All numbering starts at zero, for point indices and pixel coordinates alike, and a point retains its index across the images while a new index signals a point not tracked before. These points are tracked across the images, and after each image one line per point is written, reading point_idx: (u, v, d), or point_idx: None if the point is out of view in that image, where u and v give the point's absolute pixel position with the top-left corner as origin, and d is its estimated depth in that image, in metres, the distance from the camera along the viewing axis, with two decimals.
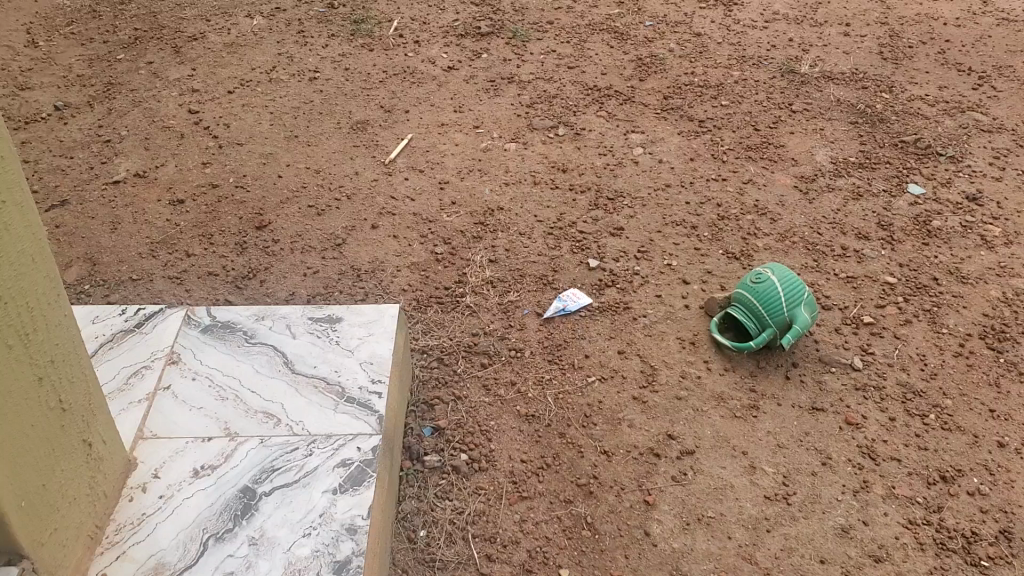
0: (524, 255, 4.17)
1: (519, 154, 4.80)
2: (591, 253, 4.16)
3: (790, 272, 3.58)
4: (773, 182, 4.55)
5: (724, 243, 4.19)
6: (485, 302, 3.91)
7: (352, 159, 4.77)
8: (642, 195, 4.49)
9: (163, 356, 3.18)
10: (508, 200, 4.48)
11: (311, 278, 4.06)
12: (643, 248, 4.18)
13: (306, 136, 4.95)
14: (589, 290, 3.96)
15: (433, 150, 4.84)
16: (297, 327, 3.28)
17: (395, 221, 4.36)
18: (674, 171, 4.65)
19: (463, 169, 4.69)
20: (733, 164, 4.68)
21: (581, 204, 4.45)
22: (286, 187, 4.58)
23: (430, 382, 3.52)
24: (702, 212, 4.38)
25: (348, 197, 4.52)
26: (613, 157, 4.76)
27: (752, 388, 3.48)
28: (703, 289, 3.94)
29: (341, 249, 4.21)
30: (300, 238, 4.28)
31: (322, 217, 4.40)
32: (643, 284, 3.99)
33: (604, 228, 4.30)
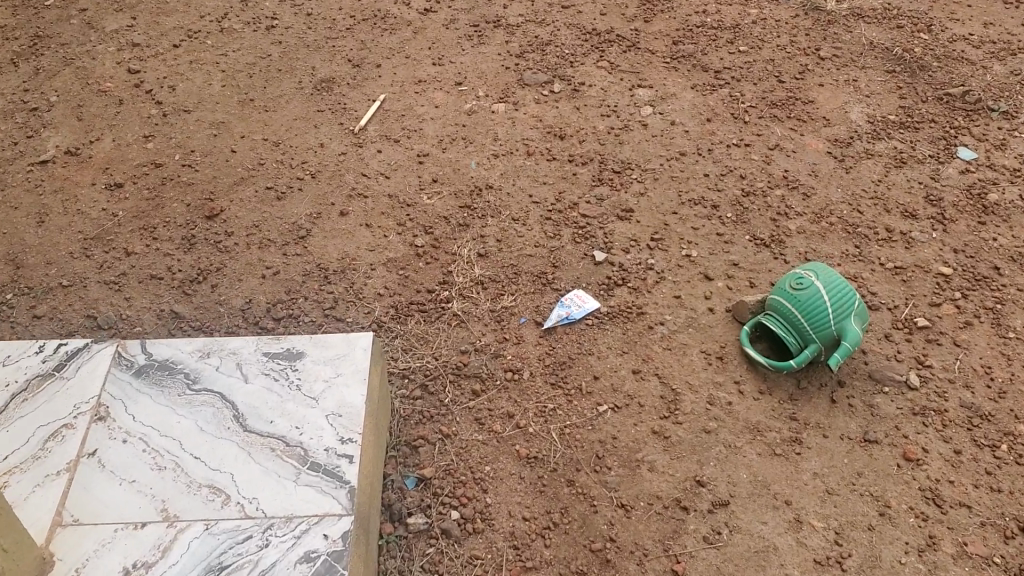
0: (518, 249, 3.59)
1: (508, 117, 4.14)
2: (596, 243, 3.59)
3: (837, 276, 3.02)
4: (802, 147, 3.94)
5: (750, 227, 3.62)
6: (475, 309, 3.37)
7: (316, 128, 4.13)
8: (653, 167, 3.89)
9: (88, 410, 2.61)
10: (499, 177, 3.88)
11: (271, 282, 3.48)
12: (656, 235, 3.61)
13: (263, 100, 4.30)
14: (595, 291, 3.41)
15: (408, 115, 4.17)
16: (249, 367, 2.72)
17: (367, 207, 3.75)
18: (687, 135, 4.03)
19: (444, 138, 4.05)
20: (756, 126, 4.06)
21: (583, 180, 3.85)
22: (240, 165, 3.96)
23: (414, 419, 2.99)
24: (722, 187, 3.79)
25: (313, 175, 3.90)
26: (617, 120, 4.11)
27: (793, 416, 2.96)
28: (729, 287, 3.38)
29: (305, 242, 3.62)
30: (258, 229, 3.68)
31: (284, 202, 3.79)
32: (658, 282, 3.43)
33: (610, 210, 3.72)
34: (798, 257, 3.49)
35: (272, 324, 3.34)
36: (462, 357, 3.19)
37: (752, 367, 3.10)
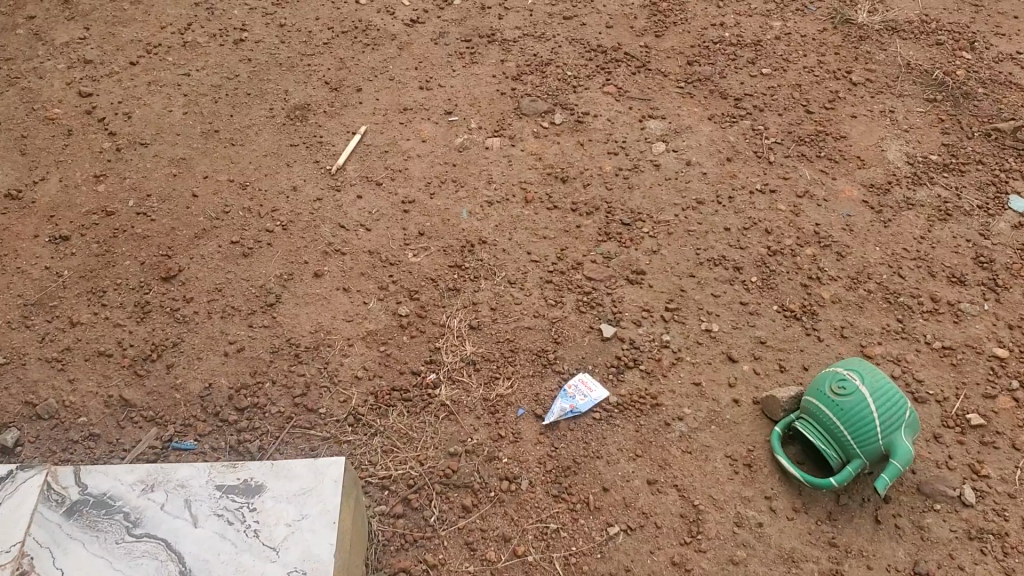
0: (515, 319, 3.14)
1: (504, 155, 3.73)
2: (603, 313, 3.14)
3: (885, 379, 2.62)
4: (834, 194, 3.52)
5: (778, 294, 3.20)
6: (467, 398, 2.93)
7: (289, 166, 3.69)
8: (667, 217, 3.45)
9: (10, 559, 2.15)
10: (493, 229, 3.44)
11: (234, 360, 3.06)
12: (672, 303, 3.17)
13: (230, 130, 3.84)
14: (603, 376, 2.98)
15: (392, 151, 3.75)
16: (199, 505, 2.30)
17: (345, 267, 3.32)
18: (705, 179, 3.59)
19: (432, 180, 3.64)
20: (781, 168, 3.62)
21: (588, 233, 3.41)
22: (202, 213, 3.51)
23: (394, 544, 2.58)
24: (745, 243, 3.36)
25: (284, 226, 3.46)
26: (626, 158, 3.69)
27: (834, 542, 2.58)
28: (756, 371, 2.98)
29: (273, 310, 3.19)
30: (221, 294, 3.25)
31: (251, 259, 3.36)
32: (675, 364, 3.00)
33: (619, 271, 3.28)
34: (833, 334, 3.09)
35: (235, 415, 2.93)
36: (451, 462, 2.76)
37: (786, 477, 2.72)
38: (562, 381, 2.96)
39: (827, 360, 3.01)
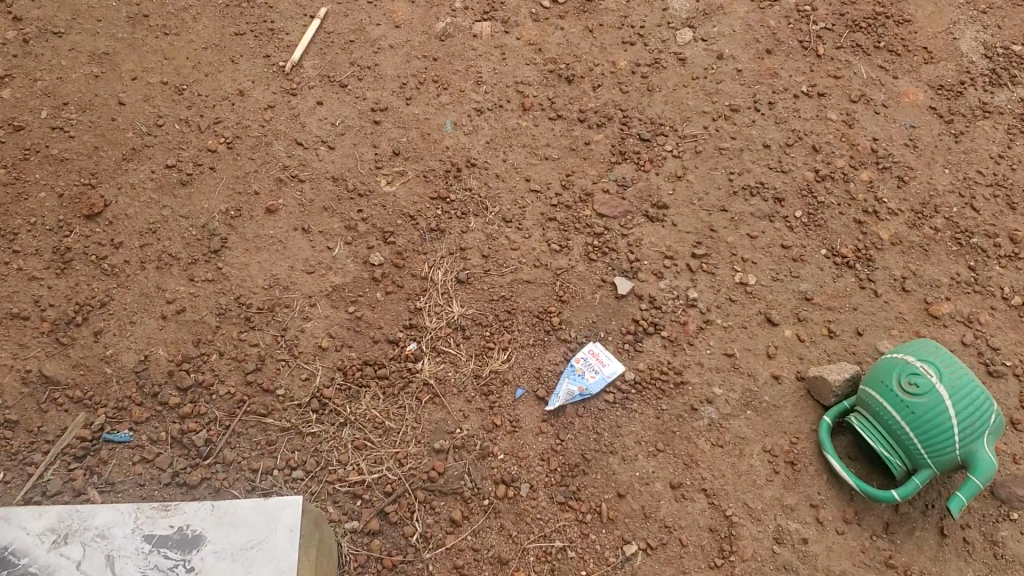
0: (512, 270, 2.62)
1: (496, 46, 3.13)
2: (617, 262, 2.63)
3: (964, 371, 2.14)
4: (895, 97, 2.93)
5: (827, 234, 2.66)
6: (455, 376, 2.45)
7: (235, 63, 3.07)
8: (692, 131, 2.87)
9: None
10: (483, 147, 2.87)
11: (174, 326, 2.55)
12: (699, 247, 2.64)
13: (162, 15, 3.19)
14: (617, 345, 2.49)
15: (359, 40, 3.14)
16: (124, 564, 1.84)
17: (305, 198, 2.76)
18: (738, 78, 2.99)
19: (407, 79, 3.03)
20: (831, 62, 3.03)
21: (598, 152, 2.85)
22: (130, 127, 2.90)
23: (369, 572, 2.17)
24: (787, 165, 2.79)
25: (230, 144, 2.86)
26: (644, 49, 3.10)
27: (891, 564, 2.17)
28: (800, 337, 2.48)
29: (219, 257, 2.67)
30: (156, 237, 2.70)
31: (191, 190, 2.79)
32: (703, 330, 2.50)
33: (636, 204, 2.74)
34: (892, 287, 2.57)
35: (177, 397, 2.44)
36: (435, 464, 2.31)
37: (837, 480, 2.29)
38: (567, 353, 2.49)
39: (884, 324, 2.50)
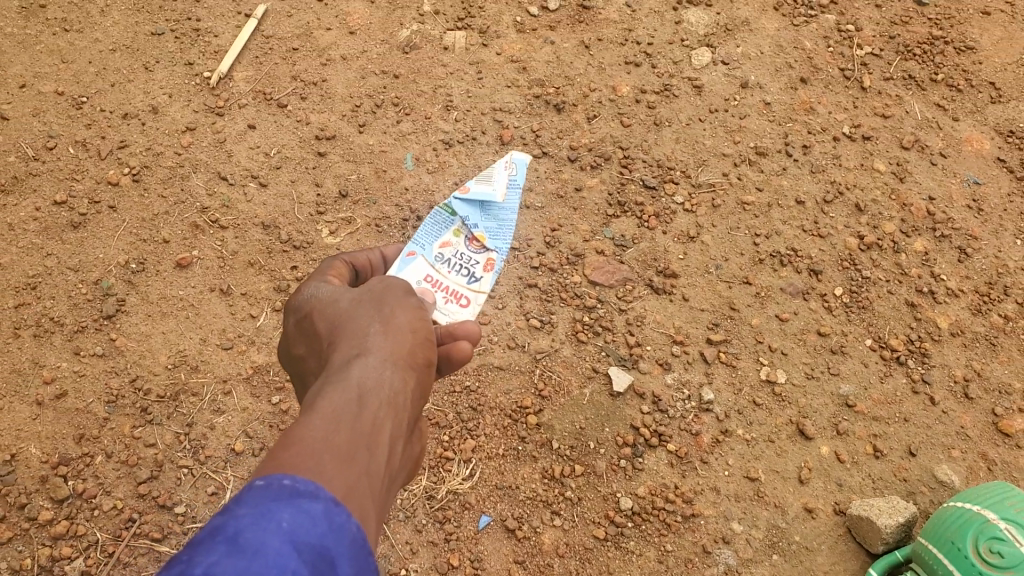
0: (480, 353, 2.09)
1: (471, 60, 2.50)
2: (612, 346, 2.09)
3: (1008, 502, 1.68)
4: (955, 145, 2.38)
5: (872, 319, 2.14)
6: (401, 497, 1.94)
7: (146, 67, 2.48)
8: (708, 179, 2.30)
9: None
10: (449, 190, 2.29)
11: (52, 415, 2.03)
12: (716, 330, 2.11)
13: (63, 8, 2.61)
14: (611, 460, 1.97)
15: (304, 47, 2.51)
16: None
17: (227, 249, 2.21)
18: (767, 112, 2.41)
19: (357, 98, 2.43)
20: (879, 97, 2.45)
21: (590, 202, 2.28)
22: (13, 148, 2.35)
23: None
24: (825, 227, 2.25)
25: (136, 176, 2.30)
26: (651, 71, 2.47)
27: None
28: (840, 457, 1.98)
29: (117, 325, 2.13)
30: (35, 296, 2.16)
31: (83, 233, 2.24)
32: (718, 443, 1.99)
33: (637, 270, 2.18)
34: (952, 392, 2.06)
35: (50, 511, 1.93)
36: None
37: None
38: (549, 471, 1.96)
39: (942, 441, 2.00)
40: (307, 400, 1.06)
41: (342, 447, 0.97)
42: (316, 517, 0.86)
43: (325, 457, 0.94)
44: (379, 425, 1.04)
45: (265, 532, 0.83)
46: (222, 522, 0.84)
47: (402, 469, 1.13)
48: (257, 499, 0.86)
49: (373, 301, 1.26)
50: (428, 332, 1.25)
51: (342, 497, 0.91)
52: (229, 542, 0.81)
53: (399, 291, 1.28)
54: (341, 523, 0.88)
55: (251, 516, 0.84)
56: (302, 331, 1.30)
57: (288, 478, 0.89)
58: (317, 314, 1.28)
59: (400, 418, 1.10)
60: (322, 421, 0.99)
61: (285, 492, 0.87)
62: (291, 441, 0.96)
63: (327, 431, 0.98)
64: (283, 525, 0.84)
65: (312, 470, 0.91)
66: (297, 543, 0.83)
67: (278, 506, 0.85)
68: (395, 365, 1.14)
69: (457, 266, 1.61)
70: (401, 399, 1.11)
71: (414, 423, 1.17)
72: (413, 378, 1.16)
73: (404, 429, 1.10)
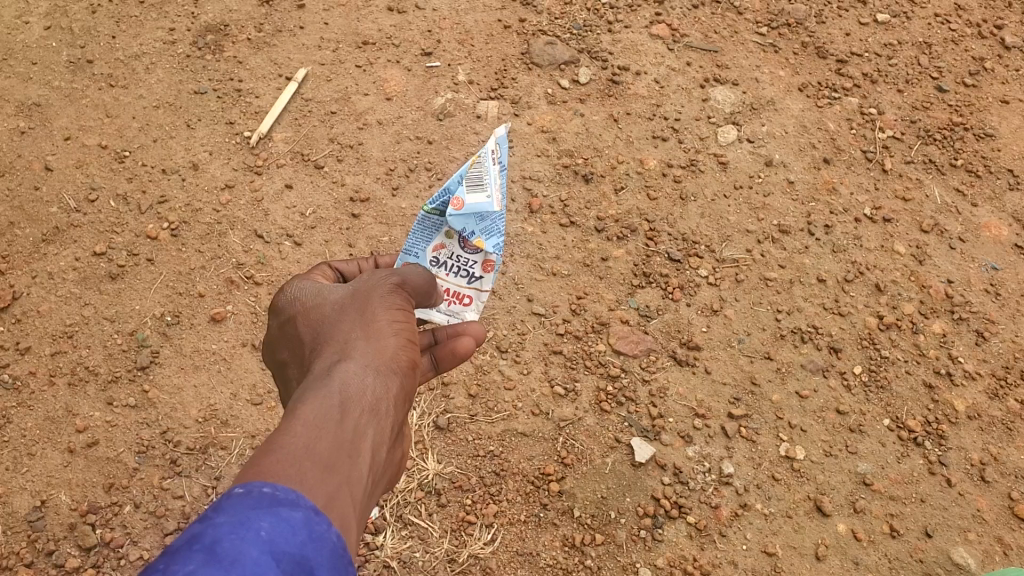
0: (504, 418, 2.13)
1: (504, 128, 2.55)
2: (635, 417, 2.13)
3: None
4: (973, 230, 2.43)
5: (890, 399, 2.18)
6: (422, 558, 1.97)
7: (189, 125, 2.55)
8: (731, 254, 2.36)
9: None
10: None
11: (83, 464, 2.07)
12: (737, 404, 2.15)
13: (109, 61, 2.68)
14: (631, 530, 2.00)
15: (341, 111, 2.59)
16: None
17: (261, 306, 2.27)
18: (790, 191, 2.47)
19: (391, 162, 2.50)
20: (899, 180, 2.52)
21: (616, 272, 2.33)
22: (56, 199, 2.42)
23: None
24: (845, 306, 2.30)
25: (175, 231, 2.37)
26: (677, 146, 2.54)
27: None
28: (857, 535, 2.00)
29: (150, 377, 2.17)
30: (72, 344, 2.22)
31: (121, 284, 2.30)
32: (737, 517, 2.02)
33: (660, 342, 2.23)
34: (968, 475, 2.09)
35: (77, 559, 1.97)
36: None
37: None
38: (569, 539, 1.99)
39: (958, 523, 2.03)
40: (290, 408, 1.09)
41: (324, 456, 0.99)
42: (296, 526, 0.86)
43: (308, 466, 0.95)
44: (359, 434, 1.07)
45: (244, 543, 0.82)
46: (200, 532, 0.83)
47: (385, 478, 1.16)
48: (237, 508, 0.85)
49: (357, 297, 1.32)
50: (410, 340, 1.29)
51: (323, 506, 0.92)
52: (207, 552, 0.81)
53: (381, 294, 1.32)
54: (322, 532, 0.89)
55: (230, 526, 0.83)
56: (288, 337, 1.34)
57: (268, 487, 0.90)
58: (303, 312, 1.34)
59: (381, 427, 1.13)
60: (304, 429, 1.01)
61: (265, 501, 0.87)
62: (272, 447, 0.97)
63: (309, 441, 1.00)
64: (262, 534, 0.84)
65: (295, 477, 0.93)
66: (276, 553, 0.83)
67: (258, 514, 0.85)
68: (375, 374, 1.18)
69: (455, 268, 1.47)
70: (381, 407, 1.14)
71: (397, 432, 1.20)
72: (394, 384, 1.20)
73: (385, 438, 1.13)
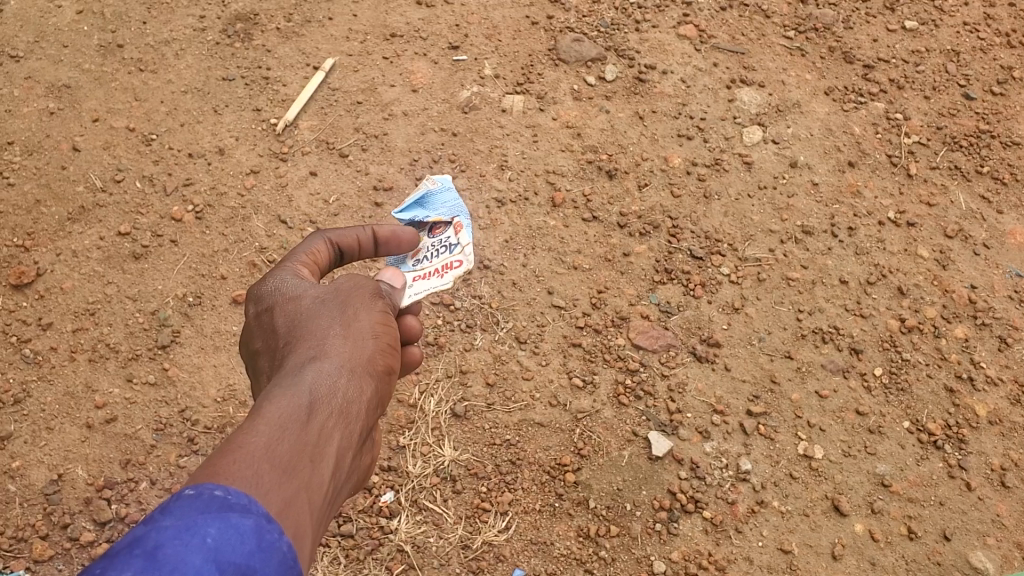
0: (522, 408, 2.12)
1: (529, 122, 2.56)
2: (653, 411, 2.12)
3: None
4: (998, 237, 2.42)
5: (911, 402, 2.16)
6: (436, 543, 1.97)
7: (216, 111, 2.57)
8: (754, 253, 2.35)
9: None
10: (500, 246, 2.34)
11: (100, 439, 2.07)
12: (756, 402, 2.14)
13: (139, 46, 2.70)
14: (646, 523, 1.99)
15: (368, 101, 2.60)
16: None
17: None
18: (814, 193, 2.47)
19: (415, 152, 2.50)
20: (924, 185, 2.51)
21: (638, 267, 2.33)
22: (83, 179, 2.43)
23: None
24: (867, 308, 2.29)
25: (199, 214, 2.38)
26: (702, 145, 2.54)
27: None
28: (874, 536, 1.99)
29: (170, 356, 2.18)
30: (94, 321, 2.23)
31: (144, 264, 2.31)
32: (754, 513, 2.00)
33: (680, 337, 2.22)
34: (988, 480, 2.07)
35: (92, 533, 1.98)
36: None
37: None
38: (584, 529, 1.98)
39: (977, 528, 2.01)
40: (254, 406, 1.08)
41: (284, 460, 0.98)
42: (245, 534, 0.85)
43: (265, 470, 0.94)
44: (322, 439, 1.07)
45: (187, 549, 0.81)
46: (142, 534, 0.81)
47: (347, 483, 1.16)
48: (185, 511, 0.84)
49: (337, 296, 1.32)
50: (386, 345, 1.30)
51: (275, 514, 0.91)
52: (148, 557, 0.79)
53: (363, 298, 1.32)
54: (271, 540, 0.87)
55: (174, 529, 0.82)
56: (261, 328, 1.33)
57: (220, 489, 0.88)
58: (278, 303, 1.33)
59: (347, 432, 1.13)
60: (266, 431, 1.00)
61: (215, 505, 0.86)
62: (234, 448, 0.96)
63: (270, 443, 0.99)
64: (208, 541, 0.82)
65: (252, 482, 0.92)
66: (220, 561, 0.81)
67: (206, 519, 0.83)
68: (348, 376, 1.18)
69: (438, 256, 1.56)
70: (348, 411, 1.14)
71: (363, 437, 1.20)
72: (365, 389, 1.20)
73: (350, 445, 1.13)
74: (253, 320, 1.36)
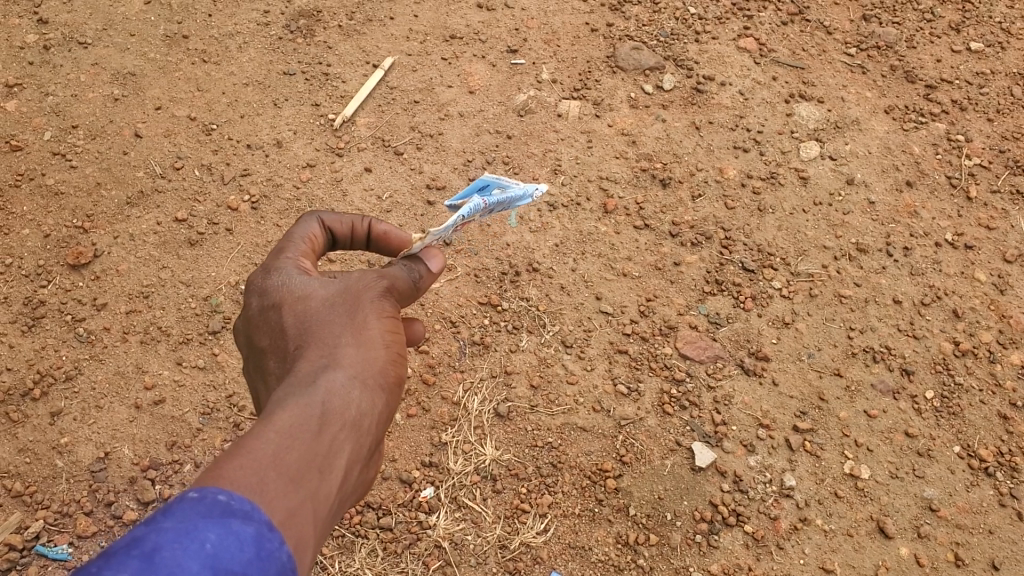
0: (565, 412, 2.11)
1: (584, 128, 2.56)
2: (697, 422, 2.10)
3: None
4: None
5: (962, 426, 2.12)
6: (474, 541, 1.97)
7: (275, 104, 2.60)
8: (807, 269, 2.33)
9: None
10: (549, 250, 2.34)
11: (148, 420, 2.10)
12: (803, 418, 2.11)
13: (203, 37, 2.74)
14: (687, 534, 1.97)
15: (425, 101, 2.61)
16: None
17: None
18: (870, 211, 2.44)
19: (469, 152, 2.51)
20: (984, 208, 2.47)
21: (688, 277, 2.31)
22: (143, 165, 2.47)
23: None
24: (920, 329, 2.26)
25: (254, 204, 2.41)
26: (758, 158, 2.52)
27: None
28: (919, 560, 1.95)
29: (219, 342, 2.21)
30: (147, 304, 2.26)
31: (198, 251, 2.34)
32: (796, 530, 1.98)
33: (728, 349, 2.20)
34: None
35: (135, 512, 2.00)
36: None
37: None
38: (623, 536, 1.97)
39: None
40: (266, 411, 1.08)
41: (292, 469, 0.97)
42: (244, 542, 0.82)
43: (271, 477, 0.93)
44: (331, 452, 1.05)
45: (185, 554, 0.77)
46: (136, 536, 0.78)
47: (351, 498, 1.13)
48: (186, 514, 0.80)
49: (349, 300, 1.29)
50: (397, 354, 1.27)
51: (279, 523, 0.89)
52: (144, 559, 0.75)
53: (374, 300, 1.30)
54: (271, 550, 0.85)
55: (171, 535, 0.78)
56: (269, 325, 1.31)
57: (223, 495, 0.86)
58: (286, 303, 1.31)
59: (356, 446, 1.11)
60: (274, 441, 0.99)
61: (217, 510, 0.83)
62: (243, 452, 0.95)
63: (277, 452, 0.97)
64: (207, 547, 0.79)
65: (256, 488, 0.91)
66: (217, 569, 0.78)
67: (206, 525, 0.81)
68: (361, 387, 1.16)
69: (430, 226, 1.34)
70: (358, 425, 1.12)
71: (372, 452, 1.17)
72: (377, 402, 1.18)
73: (359, 458, 1.11)
74: (256, 314, 1.35)
